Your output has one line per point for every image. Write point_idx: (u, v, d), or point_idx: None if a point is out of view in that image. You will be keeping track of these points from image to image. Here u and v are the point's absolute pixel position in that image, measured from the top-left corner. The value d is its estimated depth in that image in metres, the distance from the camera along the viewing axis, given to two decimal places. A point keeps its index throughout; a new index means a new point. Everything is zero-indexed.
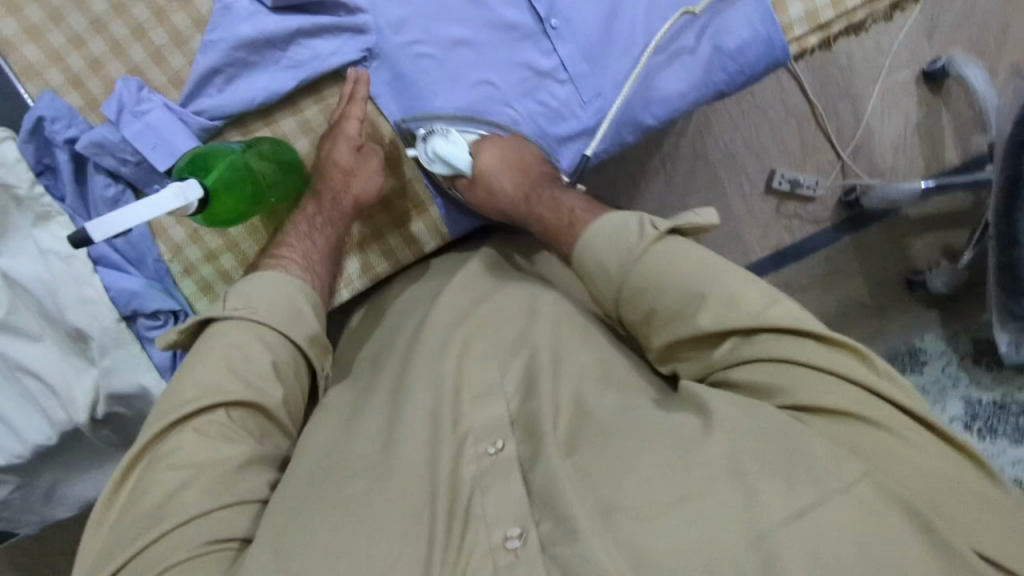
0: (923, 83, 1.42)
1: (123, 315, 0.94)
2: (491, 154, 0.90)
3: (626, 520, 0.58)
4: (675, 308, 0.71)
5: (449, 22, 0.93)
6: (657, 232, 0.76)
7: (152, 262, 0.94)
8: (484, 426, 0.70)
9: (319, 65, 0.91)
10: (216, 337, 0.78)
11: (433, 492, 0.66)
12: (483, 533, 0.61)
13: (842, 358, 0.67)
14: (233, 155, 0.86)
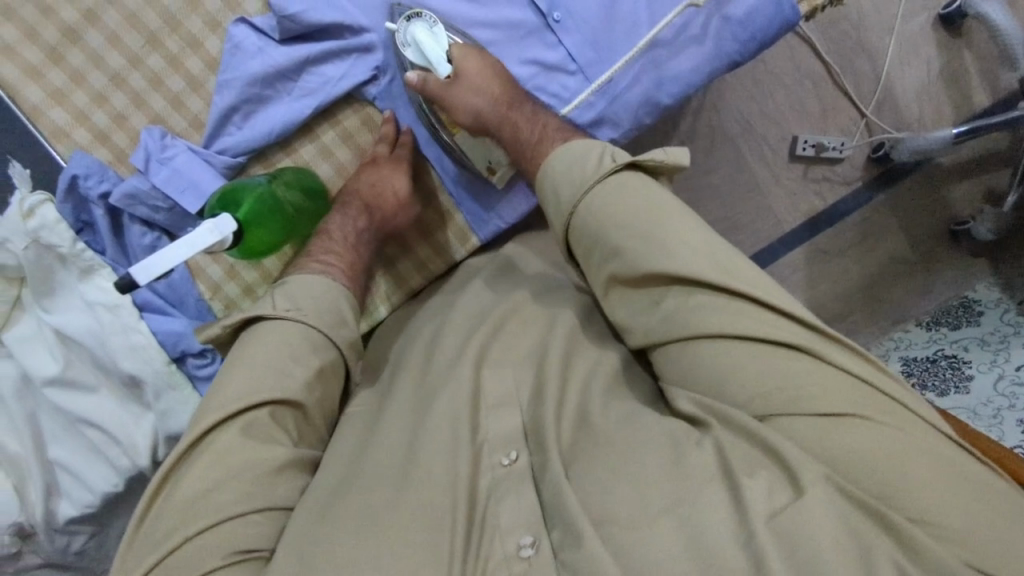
0: (940, 28, 1.36)
1: (172, 357, 0.97)
2: (474, 63, 0.87)
3: (622, 532, 0.58)
4: (621, 246, 0.71)
5: (453, 29, 0.94)
6: (617, 162, 0.76)
7: (193, 302, 0.98)
8: (500, 434, 0.71)
9: (331, 91, 0.93)
10: (261, 339, 0.76)
11: (453, 496, 0.65)
12: (496, 542, 0.62)
13: (788, 325, 0.66)
14: (259, 188, 0.90)
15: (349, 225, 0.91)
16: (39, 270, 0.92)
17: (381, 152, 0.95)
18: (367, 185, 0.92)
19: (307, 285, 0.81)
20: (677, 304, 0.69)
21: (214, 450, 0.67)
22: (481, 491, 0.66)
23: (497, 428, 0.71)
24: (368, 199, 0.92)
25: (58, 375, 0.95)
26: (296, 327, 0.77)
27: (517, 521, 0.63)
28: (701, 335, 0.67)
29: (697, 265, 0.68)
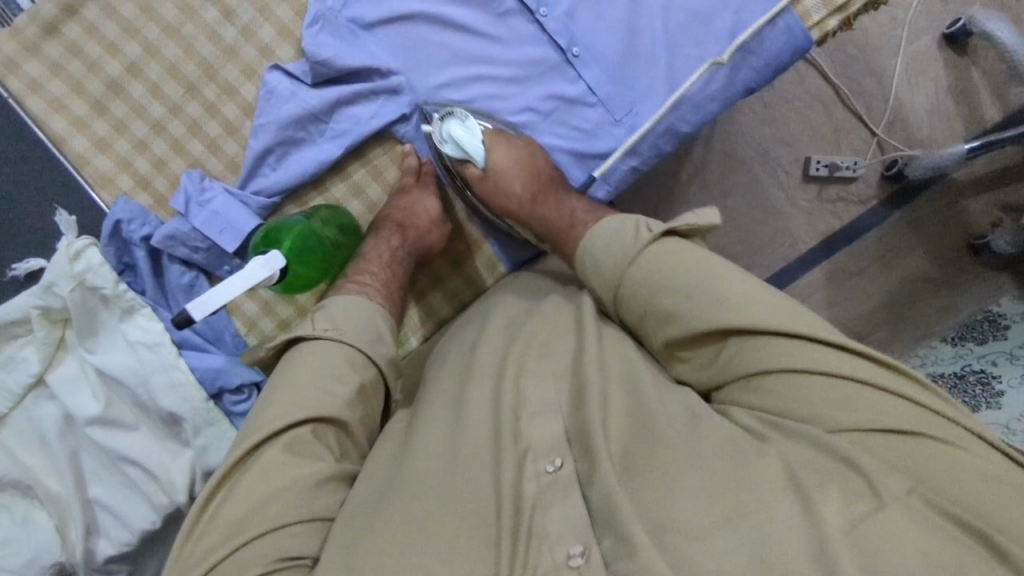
0: (946, 47, 1.39)
1: (210, 393, 1.00)
2: (503, 154, 0.93)
3: (684, 541, 0.59)
4: (672, 309, 0.74)
5: (478, 66, 0.99)
6: (653, 233, 0.79)
7: (231, 339, 1.01)
8: (544, 443, 0.70)
9: (361, 130, 0.97)
10: (304, 358, 0.78)
11: (496, 502, 0.66)
12: (546, 552, 0.62)
13: (865, 365, 0.67)
14: (300, 226, 0.94)
15: (385, 247, 0.95)
16: (84, 311, 0.96)
17: (409, 181, 0.99)
18: (400, 209, 0.97)
19: (344, 305, 0.84)
20: (735, 351, 0.71)
21: (257, 471, 0.70)
22: (528, 501, 0.66)
23: (536, 439, 0.71)
24: (400, 221, 0.96)
25: (101, 414, 0.98)
26: (335, 345, 0.80)
27: (567, 530, 0.63)
28: (770, 376, 0.68)
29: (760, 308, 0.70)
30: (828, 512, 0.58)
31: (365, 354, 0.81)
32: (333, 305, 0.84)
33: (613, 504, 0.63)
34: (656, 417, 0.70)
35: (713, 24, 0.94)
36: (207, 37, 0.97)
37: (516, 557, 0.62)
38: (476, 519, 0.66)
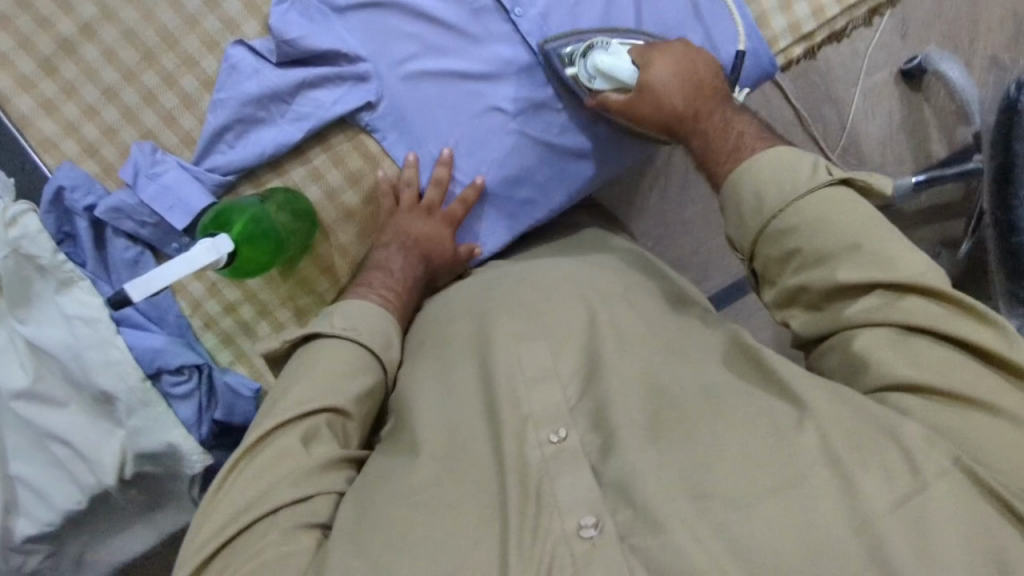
0: (900, 82, 1.46)
1: (148, 373, 0.92)
2: (664, 63, 0.82)
3: (728, 509, 0.54)
4: (789, 225, 0.69)
5: (449, 59, 0.91)
6: (834, 177, 0.70)
7: (174, 320, 0.96)
8: (543, 413, 0.63)
9: (322, 115, 0.90)
10: (325, 356, 0.73)
11: (500, 478, 0.59)
12: (551, 522, 0.56)
13: (958, 323, 0.63)
14: (252, 210, 0.89)
15: (408, 270, 0.91)
16: (17, 279, 0.87)
17: (433, 201, 0.93)
18: (423, 234, 0.92)
19: (355, 314, 0.77)
20: (874, 303, 0.65)
21: (264, 460, 0.65)
22: (534, 470, 0.59)
23: (530, 407, 0.63)
24: (420, 242, 0.92)
25: (29, 388, 0.89)
26: (351, 347, 0.75)
27: (579, 500, 0.56)
28: (862, 320, 0.65)
29: (864, 257, 0.66)
30: (865, 478, 0.54)
31: (369, 353, 0.76)
32: (341, 309, 0.78)
33: (630, 473, 0.57)
34: (670, 391, 0.64)
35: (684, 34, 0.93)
36: (168, 4, 0.90)
37: (518, 534, 0.55)
38: (466, 498, 0.59)
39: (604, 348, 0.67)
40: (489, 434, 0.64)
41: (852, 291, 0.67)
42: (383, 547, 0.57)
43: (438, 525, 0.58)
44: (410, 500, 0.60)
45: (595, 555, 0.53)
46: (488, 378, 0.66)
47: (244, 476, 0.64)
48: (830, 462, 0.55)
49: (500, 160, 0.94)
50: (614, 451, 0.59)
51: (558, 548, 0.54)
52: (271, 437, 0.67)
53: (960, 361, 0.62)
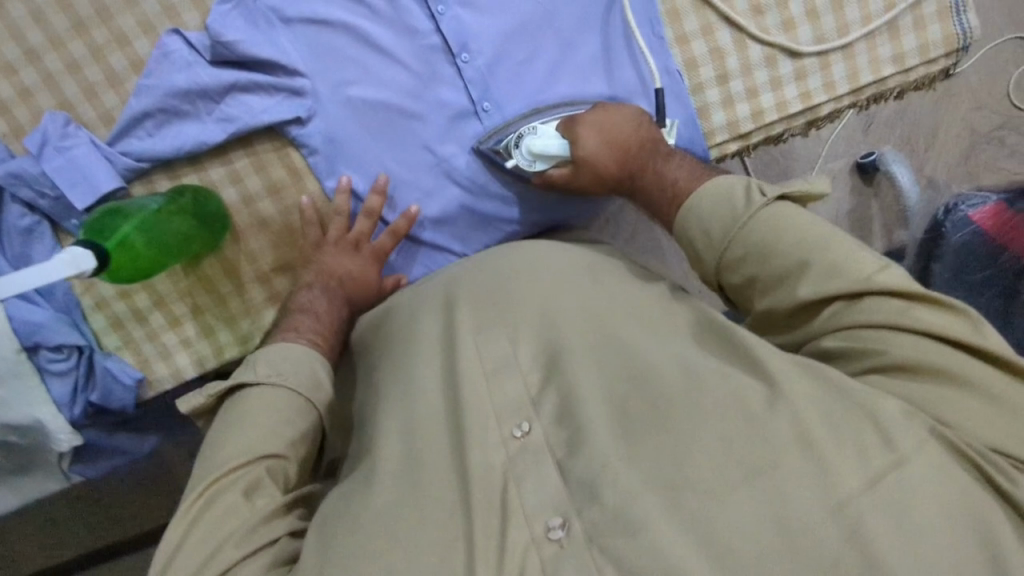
0: (853, 174, 1.17)
1: (24, 345, 0.72)
2: (593, 135, 0.71)
3: (694, 494, 0.46)
4: (747, 250, 0.59)
5: (378, 93, 0.75)
6: (768, 198, 0.60)
7: (63, 295, 0.75)
8: (506, 404, 0.53)
9: (251, 122, 0.73)
10: (254, 407, 0.60)
11: (460, 487, 0.49)
12: (515, 522, 0.47)
13: (933, 316, 0.52)
14: (143, 214, 0.71)
15: (334, 314, 0.73)
16: None
17: (363, 231, 0.76)
18: (352, 275, 0.75)
19: (292, 360, 0.65)
20: (840, 313, 0.55)
21: (208, 518, 0.54)
22: (493, 471, 0.50)
23: (486, 398, 0.53)
24: (345, 284, 0.75)
25: None
26: (280, 393, 0.62)
27: (543, 501, 0.48)
28: (821, 331, 0.56)
29: (816, 264, 0.56)
30: (874, 449, 0.45)
31: (312, 405, 0.63)
32: (270, 350, 0.66)
33: (601, 472, 0.47)
34: (654, 380, 0.52)
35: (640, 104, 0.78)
36: None
37: (485, 535, 0.47)
38: (440, 490, 0.50)
39: (572, 334, 0.56)
40: (449, 441, 0.53)
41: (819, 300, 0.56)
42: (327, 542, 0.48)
43: (397, 526, 0.48)
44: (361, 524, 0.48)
45: (565, 558, 0.45)
46: (451, 375, 0.55)
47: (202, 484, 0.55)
48: (822, 461, 0.45)
49: (426, 207, 0.79)
50: (584, 445, 0.49)
51: (527, 556, 0.46)
52: (225, 454, 0.58)
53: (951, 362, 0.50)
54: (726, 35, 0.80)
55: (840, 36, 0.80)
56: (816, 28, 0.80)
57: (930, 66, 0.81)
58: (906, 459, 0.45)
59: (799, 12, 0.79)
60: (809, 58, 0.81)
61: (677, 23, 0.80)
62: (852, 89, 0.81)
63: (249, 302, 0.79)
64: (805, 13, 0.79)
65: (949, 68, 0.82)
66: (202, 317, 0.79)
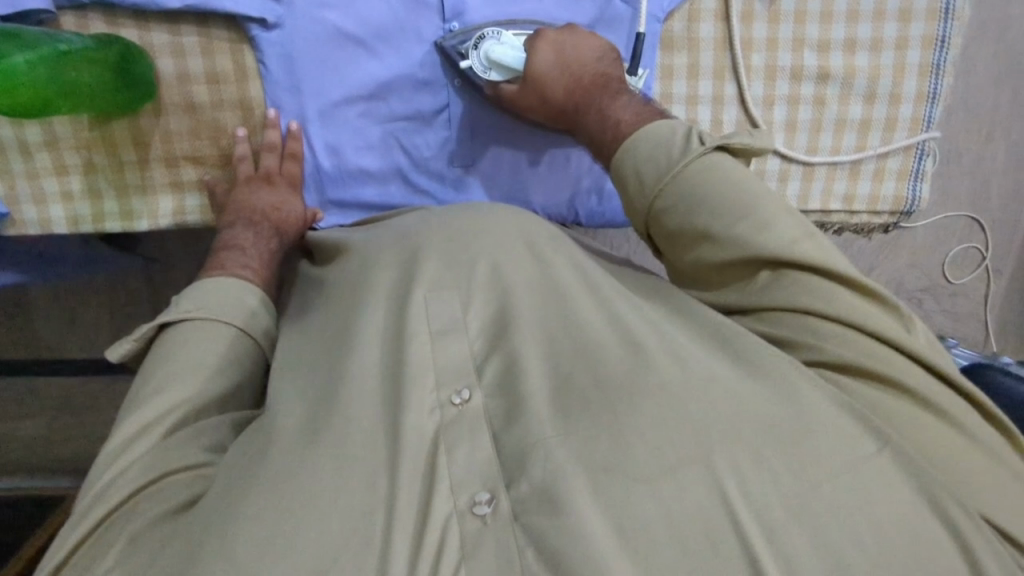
0: None
1: None
2: (547, 53, 0.73)
3: (625, 482, 0.45)
4: (672, 204, 0.59)
5: (354, 23, 0.76)
6: (706, 147, 0.60)
7: None
8: (443, 365, 0.51)
9: (210, 3, 0.73)
10: (181, 345, 0.58)
11: (385, 445, 0.48)
12: (439, 493, 0.45)
13: (854, 301, 0.54)
14: (44, 49, 0.68)
15: (260, 245, 0.74)
16: None
17: (274, 166, 0.78)
18: (273, 206, 0.76)
19: (218, 293, 0.62)
20: (768, 286, 0.56)
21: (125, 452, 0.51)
22: (423, 436, 0.48)
23: (426, 361, 0.51)
24: (271, 216, 0.76)
25: None
26: (212, 326, 0.59)
27: (471, 471, 0.46)
28: (754, 300, 0.57)
29: (743, 227, 0.56)
30: (806, 450, 0.46)
31: (244, 333, 0.61)
32: (200, 287, 0.63)
33: (533, 446, 0.46)
34: (600, 356, 0.51)
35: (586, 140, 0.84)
36: None
37: (408, 501, 0.45)
38: (361, 455, 0.47)
39: (515, 297, 0.54)
40: (380, 403, 0.50)
41: (744, 269, 0.57)
42: (243, 491, 0.46)
43: (316, 483, 0.45)
44: (273, 470, 0.46)
45: (486, 535, 0.43)
46: (396, 337, 0.53)
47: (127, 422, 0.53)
48: (755, 454, 0.45)
49: (358, 148, 0.80)
50: (520, 417, 0.48)
51: (447, 528, 0.44)
52: (147, 391, 0.55)
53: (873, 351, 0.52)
54: (733, 112, 0.85)
55: (830, 155, 0.87)
56: (812, 139, 0.87)
57: (872, 216, 0.90)
58: (837, 468, 0.45)
59: (806, 119, 0.86)
60: (795, 163, 0.87)
61: (692, 88, 0.84)
62: (822, 206, 0.89)
63: (147, 180, 0.81)
64: (810, 124, 0.86)
65: (888, 225, 0.91)
66: (93, 176, 0.80)
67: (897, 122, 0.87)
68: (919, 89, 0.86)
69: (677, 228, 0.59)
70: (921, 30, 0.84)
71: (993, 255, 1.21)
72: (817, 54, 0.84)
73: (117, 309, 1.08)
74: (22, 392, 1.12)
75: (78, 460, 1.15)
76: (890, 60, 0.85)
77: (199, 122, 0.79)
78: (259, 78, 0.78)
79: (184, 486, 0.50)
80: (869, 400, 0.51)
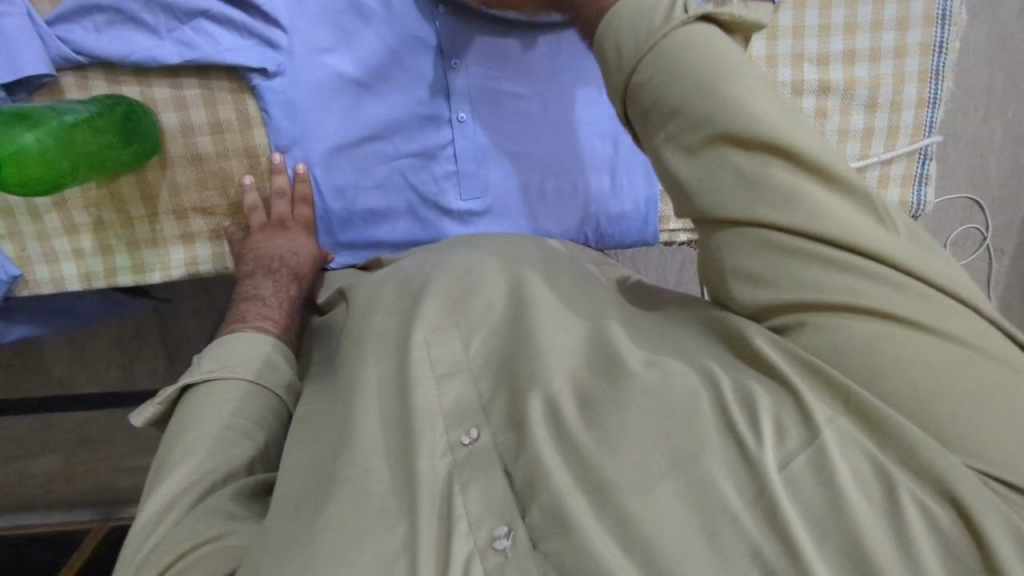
0: None
1: None
2: None
3: (626, 498, 0.45)
4: (656, 84, 0.52)
5: (353, 63, 0.78)
6: (690, 15, 0.53)
7: None
8: (455, 406, 0.52)
9: (210, 56, 0.75)
10: (206, 402, 0.61)
11: (402, 489, 0.49)
12: (459, 532, 0.46)
13: (834, 206, 0.49)
14: (52, 123, 0.70)
15: (281, 294, 0.76)
16: None
17: (285, 212, 0.80)
18: (289, 251, 0.78)
19: (238, 349, 0.66)
20: (748, 182, 0.50)
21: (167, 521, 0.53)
22: (438, 478, 0.49)
23: (435, 402, 0.52)
24: (289, 262, 0.78)
25: None
26: (234, 383, 0.63)
27: (489, 506, 0.47)
28: (712, 200, 0.51)
29: (716, 107, 0.50)
30: (789, 427, 0.45)
31: (266, 389, 0.64)
32: (222, 346, 0.67)
33: (543, 474, 0.47)
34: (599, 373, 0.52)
35: (593, 158, 0.85)
36: None
37: (429, 541, 0.46)
38: (382, 500, 0.48)
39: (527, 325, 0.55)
40: (395, 447, 0.51)
41: (723, 164, 0.51)
42: (277, 551, 0.47)
43: (335, 536, 0.46)
44: (306, 526, 0.48)
45: (509, 569, 0.44)
46: (405, 380, 0.54)
47: (161, 488, 0.55)
48: (743, 455, 0.44)
49: (369, 187, 0.82)
50: (528, 447, 0.48)
51: (469, 567, 0.45)
52: (174, 457, 0.57)
53: (841, 266, 0.48)
54: None
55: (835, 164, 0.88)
56: None
57: None
58: (820, 437, 0.44)
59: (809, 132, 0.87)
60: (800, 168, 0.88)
61: None
62: None
63: (157, 234, 0.83)
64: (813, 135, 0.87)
65: None
66: (103, 232, 0.82)
67: (900, 130, 0.87)
68: (920, 95, 0.86)
69: (659, 111, 0.53)
70: (920, 38, 0.85)
71: (996, 235, 1.21)
72: (817, 68, 0.85)
73: (135, 352, 1.10)
74: (41, 428, 1.14)
75: (99, 493, 1.18)
76: (890, 69, 0.86)
77: (205, 172, 0.81)
78: (260, 123, 0.80)
79: (218, 558, 0.50)
80: (838, 352, 0.47)
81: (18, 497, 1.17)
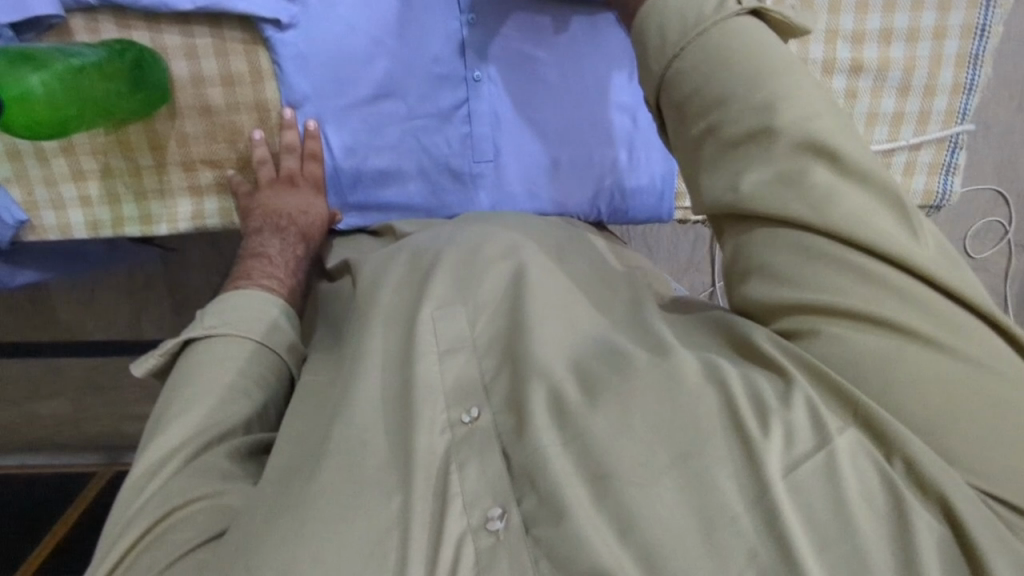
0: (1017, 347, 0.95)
1: None
2: None
3: (624, 488, 0.44)
4: (699, 78, 0.51)
5: (370, 18, 0.76)
6: (742, 7, 0.52)
7: None
8: (456, 384, 0.52)
9: (221, 3, 0.72)
10: (207, 359, 0.61)
11: (398, 464, 0.48)
12: (453, 510, 0.46)
13: (867, 211, 0.47)
14: (58, 65, 0.68)
15: (287, 253, 0.75)
16: None
17: (295, 167, 0.79)
18: (297, 210, 0.77)
19: (239, 308, 0.65)
20: (783, 181, 0.49)
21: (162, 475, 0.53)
22: (434, 456, 0.48)
23: (436, 379, 0.52)
24: (297, 221, 0.77)
25: None
26: (236, 343, 0.62)
27: (485, 487, 0.47)
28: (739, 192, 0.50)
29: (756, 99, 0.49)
30: (802, 430, 0.44)
31: (266, 348, 0.64)
32: (225, 303, 0.66)
33: (542, 461, 0.46)
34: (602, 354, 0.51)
35: (611, 130, 0.82)
36: None
37: (422, 519, 0.45)
38: (377, 474, 0.48)
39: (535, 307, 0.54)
40: (393, 420, 0.51)
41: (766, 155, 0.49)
42: (268, 518, 0.47)
43: (326, 507, 0.46)
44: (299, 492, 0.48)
45: (499, 551, 0.44)
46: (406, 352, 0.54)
47: (160, 442, 0.55)
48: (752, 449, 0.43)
49: (380, 146, 0.80)
50: (528, 430, 0.48)
51: (461, 547, 0.45)
52: (173, 412, 0.57)
53: (873, 270, 0.46)
54: None
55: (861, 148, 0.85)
56: None
57: None
58: (832, 442, 0.43)
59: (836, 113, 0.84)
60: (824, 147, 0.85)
61: None
62: None
63: (164, 185, 0.82)
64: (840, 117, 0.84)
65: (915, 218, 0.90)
66: (111, 181, 0.81)
67: (930, 116, 0.85)
68: (955, 80, 0.83)
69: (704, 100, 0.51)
70: (961, 20, 0.81)
71: (1018, 230, 1.18)
72: (850, 46, 0.82)
73: (142, 301, 1.10)
74: (48, 373, 1.15)
75: (102, 438, 1.19)
76: (927, 51, 0.83)
77: (214, 125, 0.80)
78: (272, 76, 0.78)
79: (207, 519, 0.50)
80: (856, 358, 0.46)
81: (25, 438, 1.19)
